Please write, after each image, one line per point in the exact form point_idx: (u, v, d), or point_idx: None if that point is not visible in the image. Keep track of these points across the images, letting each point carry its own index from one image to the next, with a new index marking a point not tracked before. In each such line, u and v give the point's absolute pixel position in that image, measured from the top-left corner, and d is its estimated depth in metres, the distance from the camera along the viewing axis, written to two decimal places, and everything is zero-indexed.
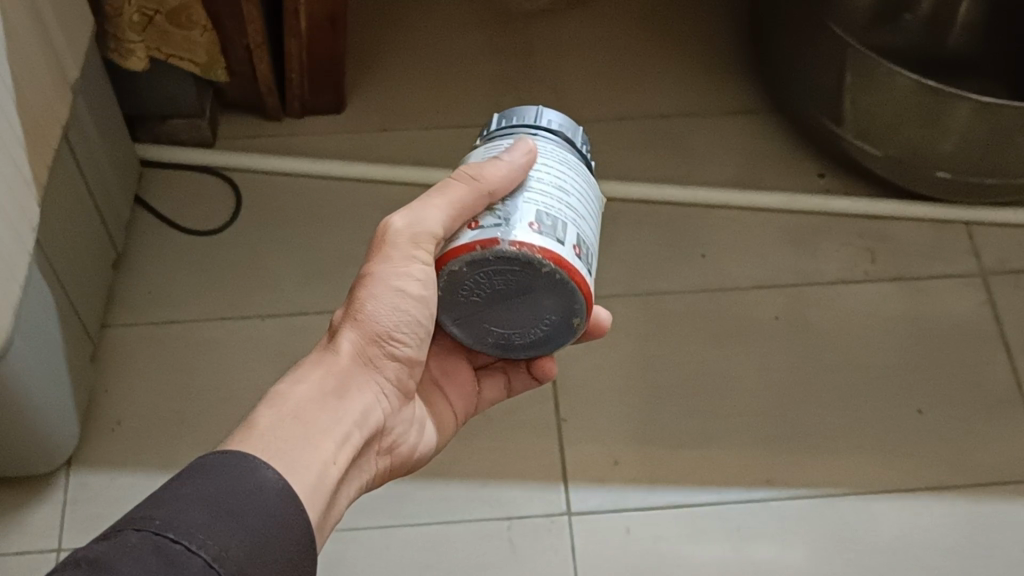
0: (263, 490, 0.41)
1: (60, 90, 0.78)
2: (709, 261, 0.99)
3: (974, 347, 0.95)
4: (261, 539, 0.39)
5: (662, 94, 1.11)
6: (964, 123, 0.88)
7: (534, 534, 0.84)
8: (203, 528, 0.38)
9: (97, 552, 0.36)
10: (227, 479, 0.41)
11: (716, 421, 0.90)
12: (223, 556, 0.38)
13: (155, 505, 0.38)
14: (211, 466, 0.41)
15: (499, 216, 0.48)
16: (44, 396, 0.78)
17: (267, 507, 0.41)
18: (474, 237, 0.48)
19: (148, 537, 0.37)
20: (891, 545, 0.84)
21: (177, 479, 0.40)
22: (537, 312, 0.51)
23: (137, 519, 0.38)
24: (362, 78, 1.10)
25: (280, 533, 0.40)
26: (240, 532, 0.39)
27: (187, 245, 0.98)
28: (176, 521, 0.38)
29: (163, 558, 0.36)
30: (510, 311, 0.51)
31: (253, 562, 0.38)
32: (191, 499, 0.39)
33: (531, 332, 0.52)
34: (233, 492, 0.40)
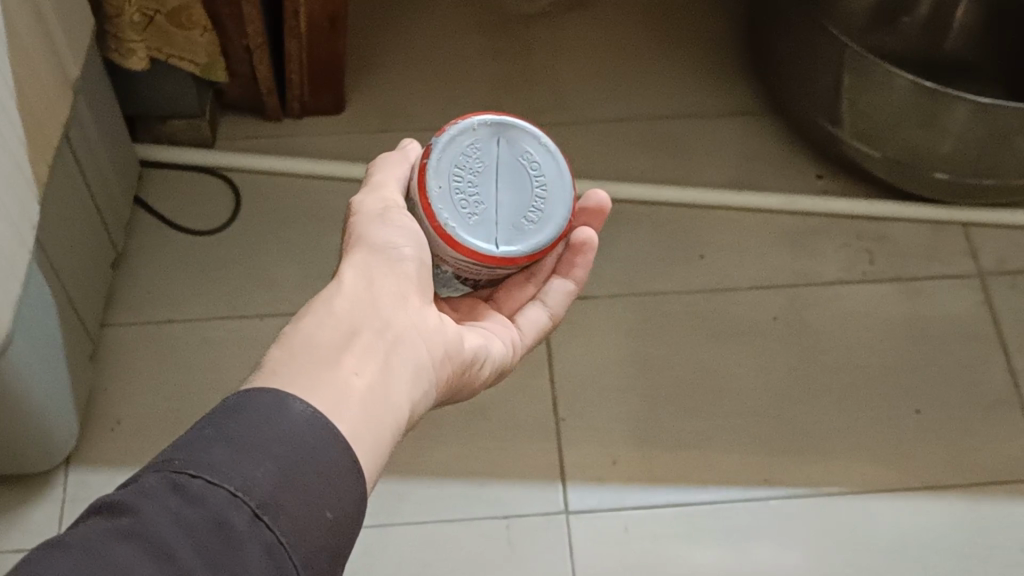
0: (290, 422, 0.41)
1: (60, 88, 0.78)
2: (707, 261, 1.00)
3: (971, 348, 0.95)
4: (289, 467, 0.39)
5: (660, 95, 1.11)
6: (963, 123, 0.88)
7: (533, 533, 0.84)
8: (226, 463, 0.38)
9: (120, 496, 0.36)
10: (253, 414, 0.40)
11: (714, 420, 0.91)
12: (249, 487, 0.37)
13: (179, 448, 0.38)
14: (235, 406, 0.41)
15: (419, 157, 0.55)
16: (43, 394, 0.78)
17: (294, 438, 0.40)
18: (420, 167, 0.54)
19: (169, 475, 0.37)
20: (888, 545, 0.84)
21: (204, 420, 0.40)
22: (518, 166, 0.55)
23: (161, 461, 0.38)
24: (362, 79, 1.10)
25: (310, 461, 0.40)
26: (267, 463, 0.38)
27: (186, 245, 0.98)
28: (197, 459, 0.38)
29: (183, 494, 0.36)
30: (506, 182, 0.54)
31: (284, 488, 0.38)
32: (214, 437, 0.39)
33: (541, 181, 0.55)
34: (258, 427, 0.40)
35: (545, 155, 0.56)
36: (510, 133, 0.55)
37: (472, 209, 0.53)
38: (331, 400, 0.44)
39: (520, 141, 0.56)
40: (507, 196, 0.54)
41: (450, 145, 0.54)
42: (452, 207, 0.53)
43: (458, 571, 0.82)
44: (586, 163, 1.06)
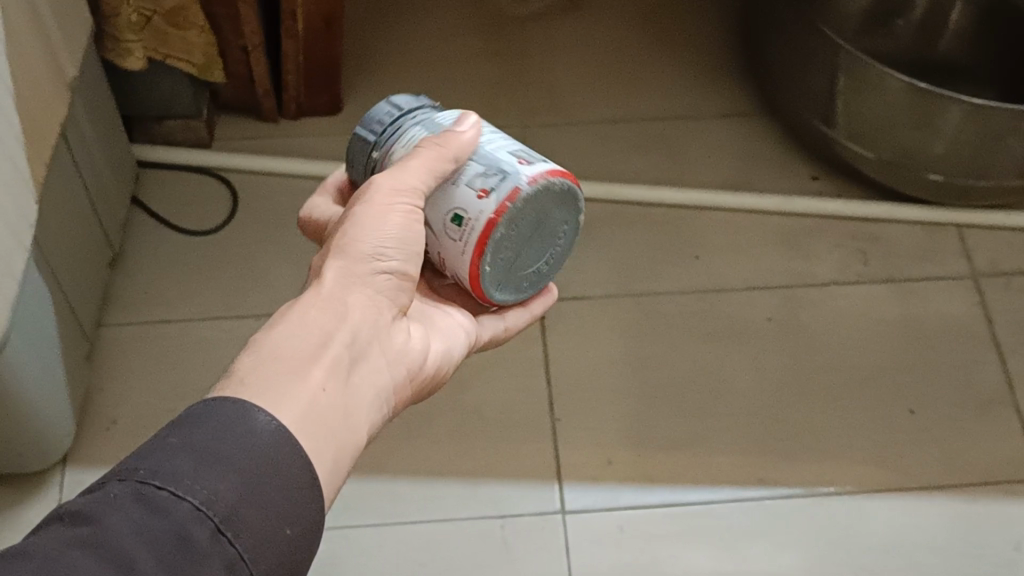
0: (253, 434, 0.40)
1: (56, 87, 0.78)
2: (702, 263, 1.00)
3: (965, 348, 0.95)
4: (253, 478, 0.38)
5: (655, 96, 1.12)
6: (956, 125, 0.88)
7: (527, 533, 0.84)
8: (191, 474, 0.37)
9: (82, 506, 0.36)
10: (219, 424, 0.40)
11: (709, 420, 0.91)
12: (212, 500, 0.37)
13: (142, 456, 0.38)
14: (198, 414, 0.40)
15: (491, 176, 0.51)
16: (40, 394, 0.78)
17: (258, 449, 0.40)
18: (495, 200, 0.50)
19: (131, 486, 0.37)
20: (882, 544, 0.84)
21: (165, 428, 0.40)
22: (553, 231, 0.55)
23: (123, 470, 0.38)
24: (358, 80, 1.11)
25: (275, 474, 0.39)
26: (230, 475, 0.38)
27: (183, 245, 0.99)
28: (161, 468, 0.37)
29: (144, 507, 0.36)
30: (539, 246, 0.55)
31: (248, 501, 0.38)
32: (179, 446, 0.38)
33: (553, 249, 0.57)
34: (223, 437, 0.39)
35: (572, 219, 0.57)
36: (571, 199, 0.55)
37: (503, 258, 0.53)
38: (298, 420, 0.43)
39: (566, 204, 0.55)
40: (531, 259, 0.55)
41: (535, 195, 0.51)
42: (495, 258, 0.52)
43: (453, 571, 0.83)
44: (581, 163, 1.06)
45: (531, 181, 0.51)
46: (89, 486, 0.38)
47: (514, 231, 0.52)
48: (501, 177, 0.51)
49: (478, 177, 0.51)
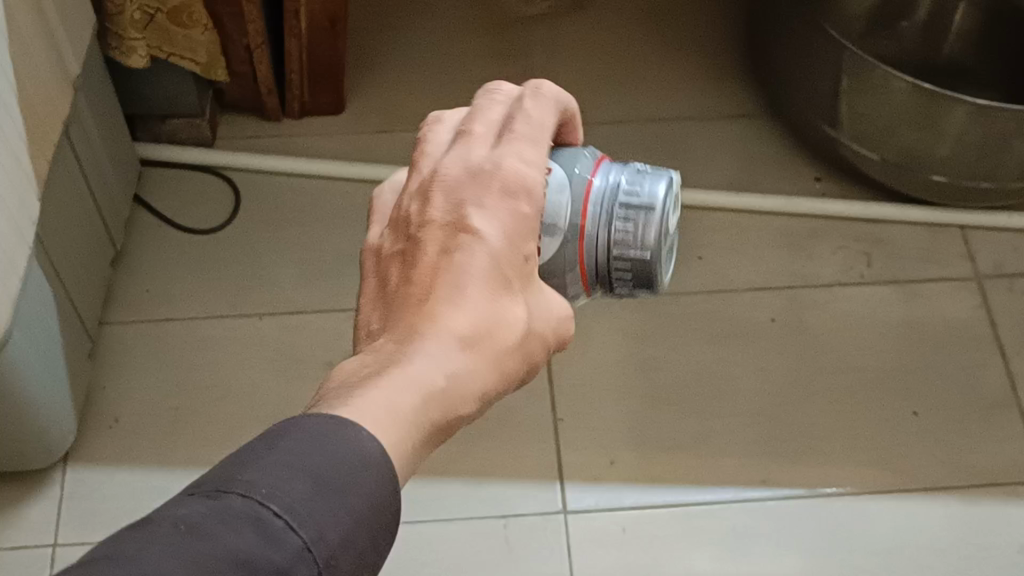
0: (372, 476, 0.33)
1: (60, 84, 0.78)
2: (705, 263, 1.00)
3: (968, 350, 0.95)
4: (361, 521, 0.32)
5: (659, 97, 1.11)
6: (960, 125, 0.88)
7: (529, 533, 0.84)
8: (307, 508, 0.31)
9: (191, 516, 0.29)
10: (332, 449, 0.33)
11: (711, 420, 0.91)
12: (321, 541, 0.31)
13: (255, 468, 0.31)
14: (318, 436, 0.33)
15: None
16: (42, 391, 0.78)
17: (369, 496, 0.33)
18: None
19: (246, 507, 0.30)
20: (884, 546, 0.84)
21: (281, 441, 0.33)
22: None
23: (236, 480, 0.31)
24: (362, 80, 1.11)
25: (379, 521, 0.33)
26: (341, 515, 0.32)
27: (186, 244, 0.98)
28: (278, 491, 0.31)
29: (262, 538, 0.29)
30: None
31: (351, 552, 0.31)
32: (293, 467, 0.32)
33: None
34: (341, 468, 0.33)
35: None
36: None
37: None
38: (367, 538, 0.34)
39: None
40: None
41: None
42: None
43: (455, 570, 0.82)
44: None
45: None
46: (192, 492, 0.31)
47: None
48: None
49: None
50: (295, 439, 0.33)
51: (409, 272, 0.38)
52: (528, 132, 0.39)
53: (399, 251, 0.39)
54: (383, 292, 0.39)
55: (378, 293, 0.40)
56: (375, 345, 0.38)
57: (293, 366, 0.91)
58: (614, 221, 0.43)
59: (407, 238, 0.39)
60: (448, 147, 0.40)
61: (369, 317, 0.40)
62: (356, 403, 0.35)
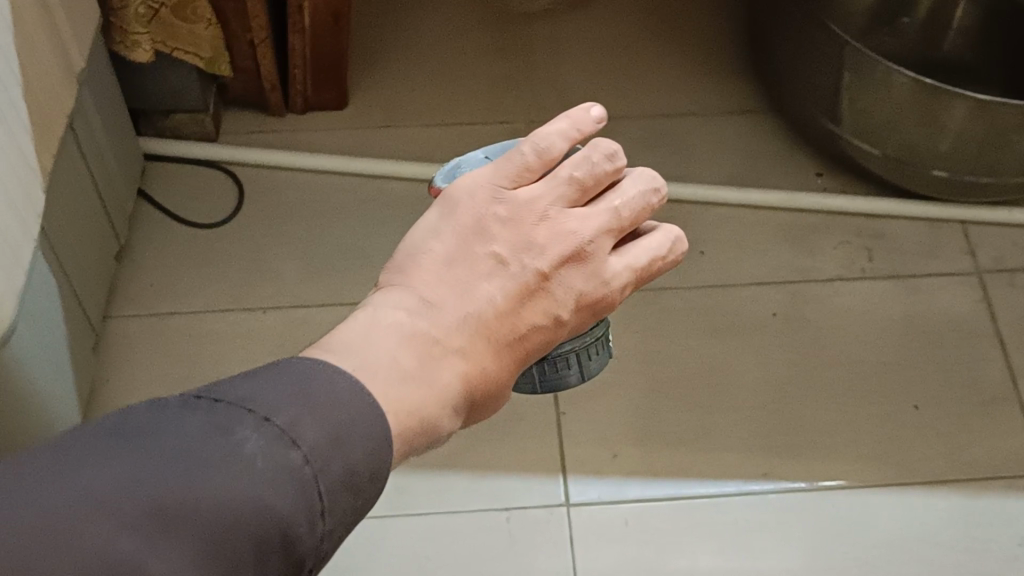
0: (385, 475, 0.41)
1: (65, 78, 0.79)
2: (707, 258, 1.00)
3: (970, 344, 0.95)
4: (359, 514, 0.40)
5: (661, 92, 1.12)
6: (961, 121, 0.89)
7: (532, 526, 0.84)
8: (340, 486, 0.38)
9: (261, 457, 0.37)
10: (372, 441, 0.40)
11: (713, 414, 0.91)
12: (331, 529, 0.38)
13: (320, 429, 0.38)
14: (374, 418, 0.41)
15: None
16: (47, 383, 0.78)
17: (375, 492, 0.41)
18: None
19: (301, 475, 0.37)
20: (886, 539, 0.84)
21: (348, 413, 0.40)
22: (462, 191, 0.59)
23: (304, 434, 0.38)
24: (365, 75, 1.11)
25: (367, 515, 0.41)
26: (356, 496, 0.39)
27: (190, 238, 0.99)
28: (327, 462, 0.38)
29: (303, 509, 0.37)
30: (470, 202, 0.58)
31: (345, 527, 0.39)
32: (347, 448, 0.39)
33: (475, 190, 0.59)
34: (373, 459, 0.40)
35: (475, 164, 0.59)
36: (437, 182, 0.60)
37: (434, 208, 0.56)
38: None
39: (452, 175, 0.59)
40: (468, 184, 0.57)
41: None
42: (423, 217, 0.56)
43: (458, 563, 0.83)
44: None
45: None
46: (267, 415, 0.38)
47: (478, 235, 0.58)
48: None
49: None
50: (361, 399, 0.41)
51: (497, 280, 0.50)
52: (641, 273, 0.54)
53: (497, 251, 0.51)
54: (463, 265, 0.50)
55: (456, 259, 0.50)
56: (438, 309, 0.48)
57: None
58: (558, 355, 0.54)
59: (507, 249, 0.51)
60: (590, 214, 0.53)
61: (432, 272, 0.49)
62: (424, 384, 0.44)
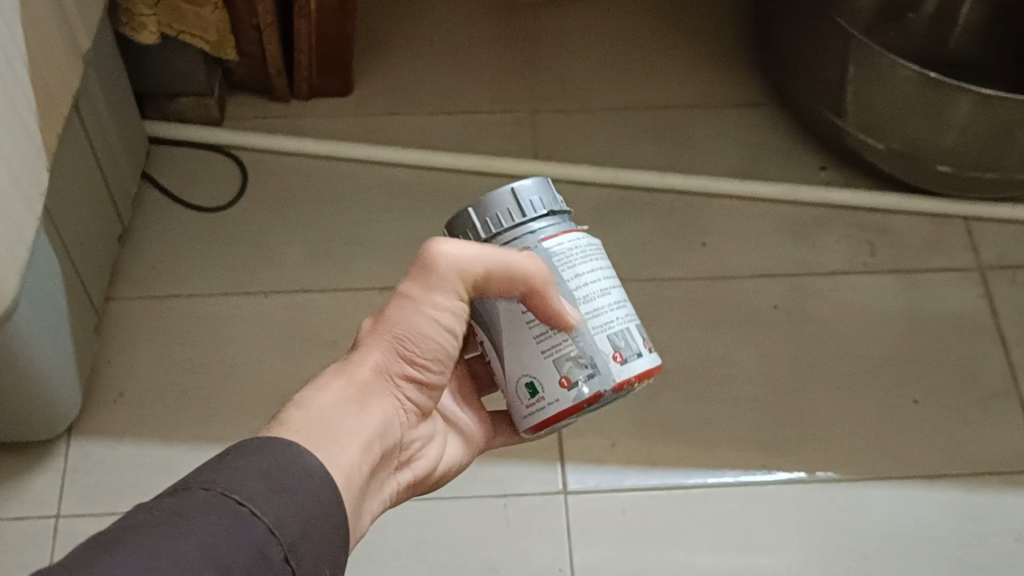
0: (311, 475, 0.42)
1: (71, 57, 0.79)
2: (709, 250, 1.00)
3: (970, 340, 0.95)
4: (314, 515, 0.40)
5: (666, 84, 1.12)
6: (965, 116, 0.89)
7: (529, 512, 0.85)
8: (265, 498, 0.39)
9: (175, 504, 0.37)
10: (282, 454, 0.42)
11: (712, 404, 0.91)
12: (282, 527, 0.39)
13: (219, 471, 0.39)
14: (257, 447, 0.42)
15: (584, 362, 0.50)
16: (48, 362, 0.78)
17: (318, 488, 0.42)
18: (577, 396, 0.50)
19: (214, 497, 0.38)
20: (881, 531, 0.85)
21: (236, 454, 0.41)
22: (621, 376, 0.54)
23: (208, 480, 0.39)
24: (370, 63, 1.11)
25: (330, 518, 0.41)
26: (293, 506, 0.40)
27: (193, 221, 0.99)
28: (239, 486, 0.39)
29: (235, 520, 0.37)
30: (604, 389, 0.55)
31: (305, 535, 0.39)
32: (252, 472, 0.40)
33: None
34: (286, 472, 0.41)
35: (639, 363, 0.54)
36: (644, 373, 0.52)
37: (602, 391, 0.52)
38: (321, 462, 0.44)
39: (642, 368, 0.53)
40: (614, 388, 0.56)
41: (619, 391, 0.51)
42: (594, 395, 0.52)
43: (454, 548, 0.83)
44: (589, 149, 1.06)
45: (617, 386, 0.50)
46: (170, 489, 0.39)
47: (610, 313, 0.51)
48: (591, 372, 0.50)
49: (565, 364, 0.50)
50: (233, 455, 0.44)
51: None
52: None
53: None
54: None
55: None
56: None
57: (297, 345, 0.92)
58: None
59: None
60: None
61: None
62: None
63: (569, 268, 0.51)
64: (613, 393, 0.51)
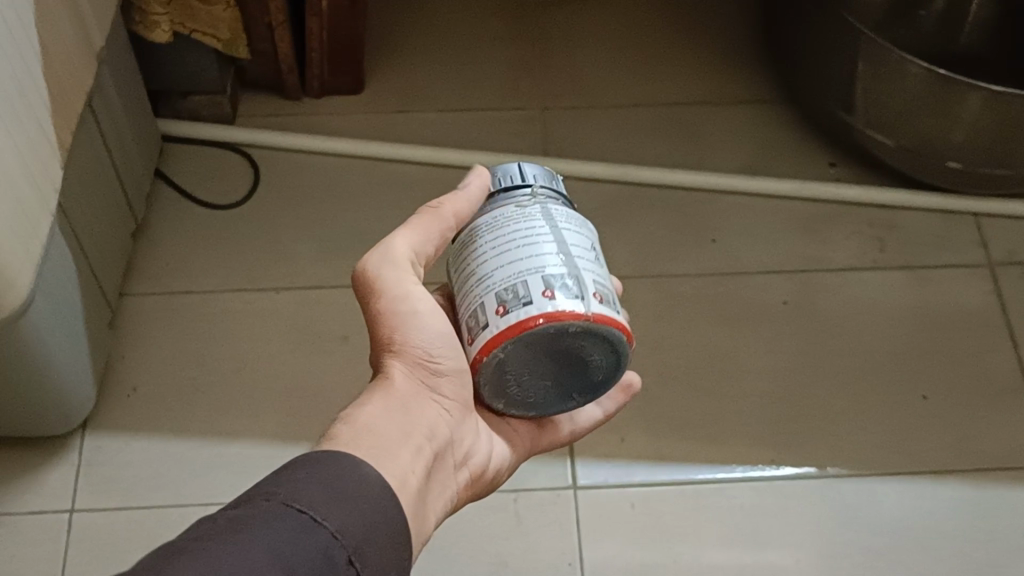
0: (369, 484, 0.43)
1: (85, 56, 0.80)
2: (718, 246, 1.01)
3: (980, 336, 0.96)
4: (374, 520, 0.41)
5: (676, 81, 1.12)
6: (975, 112, 0.89)
7: (540, 507, 0.85)
8: (327, 507, 0.40)
9: (241, 514, 0.39)
10: (339, 468, 0.43)
11: (721, 400, 0.91)
12: (344, 531, 0.40)
13: (283, 482, 0.41)
14: (316, 460, 0.43)
15: (481, 315, 0.48)
16: (63, 358, 0.79)
17: (380, 496, 0.43)
18: (476, 350, 0.48)
19: (279, 505, 0.39)
20: (890, 526, 0.85)
21: (299, 465, 0.42)
22: (584, 350, 0.49)
23: (273, 490, 0.40)
24: (382, 60, 1.12)
25: (390, 524, 0.42)
26: (354, 514, 0.41)
27: (206, 218, 1.00)
28: (301, 496, 0.40)
29: (299, 529, 0.39)
30: (571, 365, 0.50)
31: (369, 541, 0.41)
32: (316, 483, 0.41)
33: (599, 359, 0.50)
34: (347, 481, 0.42)
35: (601, 334, 0.48)
36: (574, 330, 0.47)
37: (533, 353, 0.48)
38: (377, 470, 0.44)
39: (583, 333, 0.48)
40: (586, 368, 0.51)
41: (524, 341, 0.47)
42: (515, 355, 0.48)
43: (464, 542, 0.83)
44: (599, 146, 1.07)
45: (514, 331, 0.47)
46: (238, 499, 0.40)
47: (521, 260, 0.48)
48: (487, 323, 0.48)
49: (472, 320, 0.49)
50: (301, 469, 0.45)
51: None
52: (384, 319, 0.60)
53: None
54: None
55: None
56: None
57: (308, 340, 0.93)
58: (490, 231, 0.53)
59: None
60: None
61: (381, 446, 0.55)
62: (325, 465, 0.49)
63: (497, 228, 0.50)
64: (519, 344, 0.47)
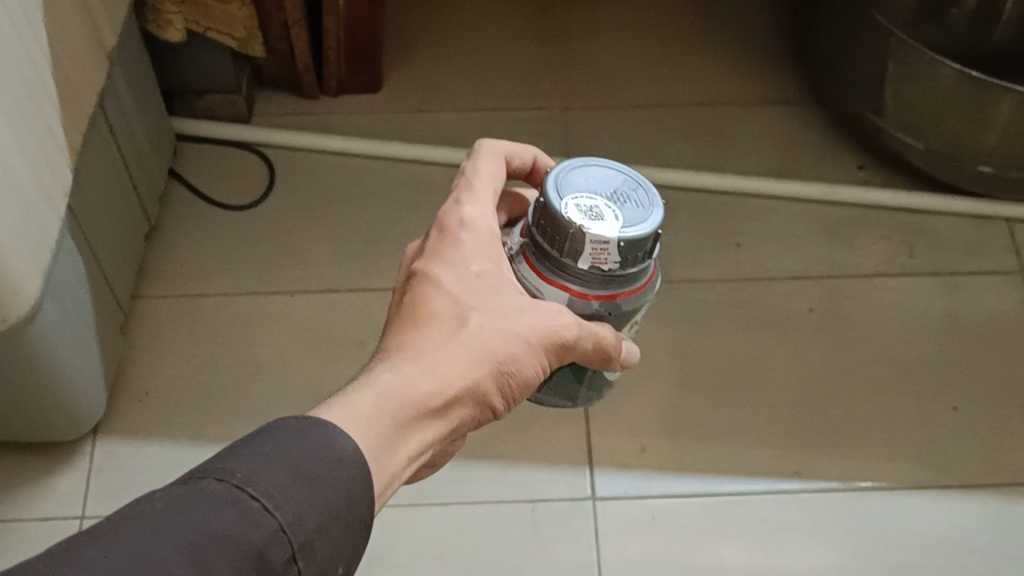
0: (342, 464, 0.39)
1: (96, 55, 0.78)
2: (743, 251, 0.98)
3: (1012, 345, 0.93)
4: (332, 509, 0.38)
5: (700, 81, 1.10)
6: (1009, 115, 0.86)
7: (559, 517, 0.83)
8: (283, 491, 0.36)
9: (181, 495, 0.35)
10: (312, 441, 0.39)
11: (745, 409, 0.89)
12: (296, 523, 0.36)
13: (235, 459, 0.37)
14: (289, 430, 0.39)
15: None
16: (72, 362, 0.77)
17: (349, 479, 0.39)
18: None
19: (224, 489, 0.36)
20: (920, 541, 0.82)
21: (263, 437, 0.38)
22: None
23: (221, 468, 0.37)
24: (400, 60, 1.10)
25: (353, 512, 0.39)
26: (313, 501, 0.37)
27: (221, 219, 0.98)
28: (255, 476, 0.36)
29: (240, 519, 0.35)
30: None
31: (323, 533, 0.37)
32: (275, 460, 0.37)
33: None
34: (315, 458, 0.38)
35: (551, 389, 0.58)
36: None
37: None
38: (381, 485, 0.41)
39: None
40: None
41: None
42: None
43: (480, 553, 0.81)
44: (622, 146, 1.04)
45: None
46: (182, 479, 0.37)
47: None
48: None
49: None
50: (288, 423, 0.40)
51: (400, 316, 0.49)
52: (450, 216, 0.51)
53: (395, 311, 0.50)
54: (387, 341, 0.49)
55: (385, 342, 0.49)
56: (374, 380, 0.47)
57: (323, 345, 0.91)
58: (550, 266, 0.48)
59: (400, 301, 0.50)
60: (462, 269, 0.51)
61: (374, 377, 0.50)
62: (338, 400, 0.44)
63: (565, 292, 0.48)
64: None
